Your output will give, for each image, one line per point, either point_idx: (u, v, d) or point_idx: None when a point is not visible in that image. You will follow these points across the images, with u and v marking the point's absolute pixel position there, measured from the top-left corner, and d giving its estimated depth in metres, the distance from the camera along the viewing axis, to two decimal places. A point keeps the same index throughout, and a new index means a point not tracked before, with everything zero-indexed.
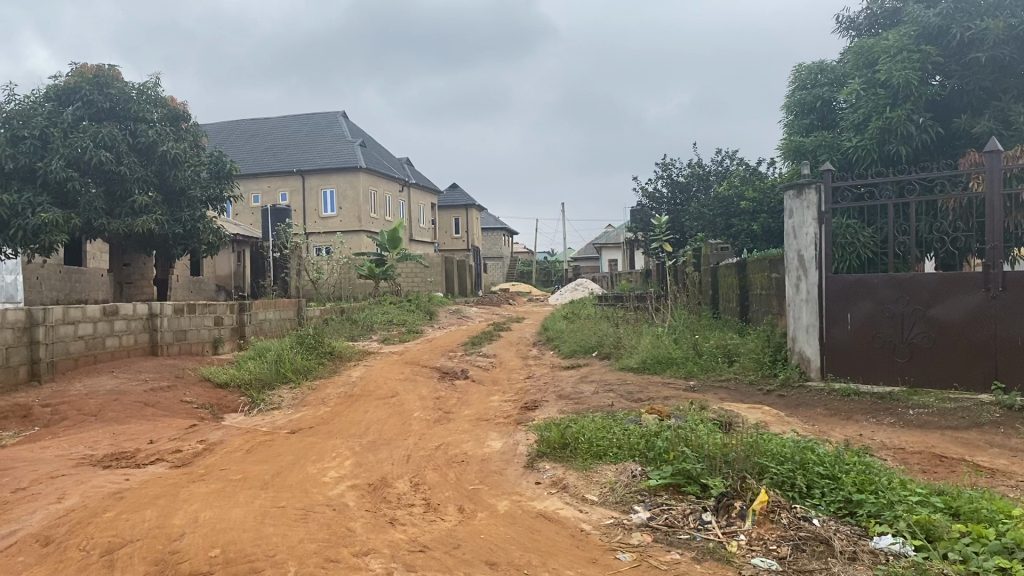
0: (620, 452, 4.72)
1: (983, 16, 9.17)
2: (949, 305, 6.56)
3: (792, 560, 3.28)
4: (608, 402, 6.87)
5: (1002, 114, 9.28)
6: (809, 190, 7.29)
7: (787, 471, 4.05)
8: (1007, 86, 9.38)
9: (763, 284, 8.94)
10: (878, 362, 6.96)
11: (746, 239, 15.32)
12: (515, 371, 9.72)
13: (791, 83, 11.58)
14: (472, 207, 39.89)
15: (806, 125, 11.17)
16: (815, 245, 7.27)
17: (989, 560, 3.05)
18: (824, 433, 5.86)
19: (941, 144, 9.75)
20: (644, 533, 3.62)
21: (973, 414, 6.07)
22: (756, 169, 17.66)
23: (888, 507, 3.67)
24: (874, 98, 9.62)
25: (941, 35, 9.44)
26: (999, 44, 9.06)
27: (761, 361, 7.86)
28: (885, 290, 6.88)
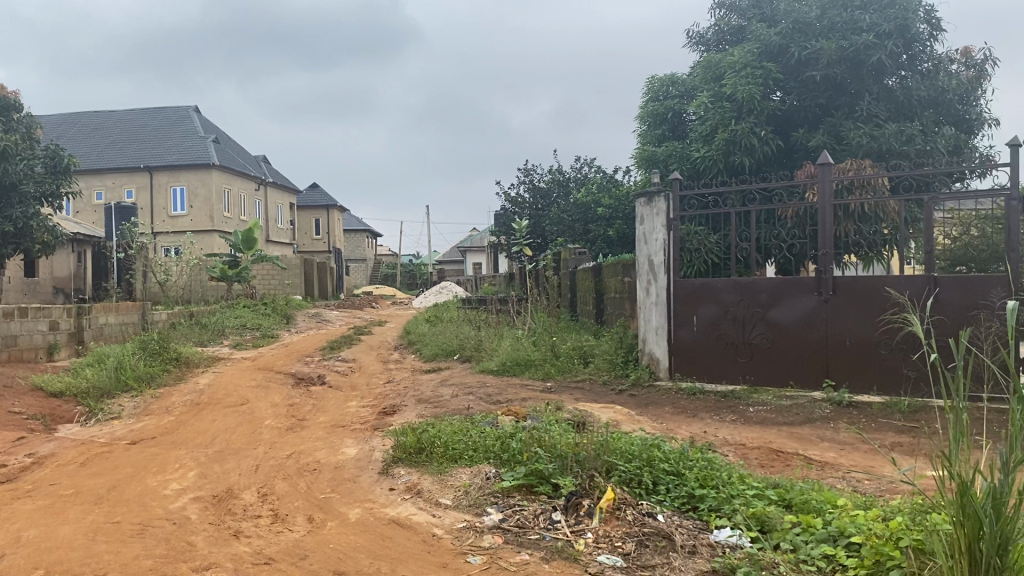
0: (476, 454, 4.74)
1: (818, 37, 9.84)
2: (785, 307, 6.95)
3: (636, 555, 3.36)
4: (466, 404, 6.89)
5: (836, 130, 9.88)
6: (658, 198, 7.55)
7: (635, 468, 4.18)
8: (839, 104, 10.04)
9: (617, 287, 9.20)
10: (722, 362, 7.30)
11: (603, 244, 15.78)
12: (373, 375, 9.60)
13: (644, 96, 11.95)
14: (333, 208, 39.24)
15: (658, 135, 11.53)
16: (664, 250, 7.53)
17: (816, 548, 3.29)
18: (671, 431, 6.09)
19: (781, 156, 10.35)
20: (495, 534, 3.63)
21: (806, 410, 6.46)
22: (612, 177, 18.16)
23: (728, 500, 3.87)
24: (720, 111, 10.08)
25: (780, 52, 10.10)
26: (832, 63, 9.71)
27: (614, 362, 8.10)
28: (729, 293, 7.23)
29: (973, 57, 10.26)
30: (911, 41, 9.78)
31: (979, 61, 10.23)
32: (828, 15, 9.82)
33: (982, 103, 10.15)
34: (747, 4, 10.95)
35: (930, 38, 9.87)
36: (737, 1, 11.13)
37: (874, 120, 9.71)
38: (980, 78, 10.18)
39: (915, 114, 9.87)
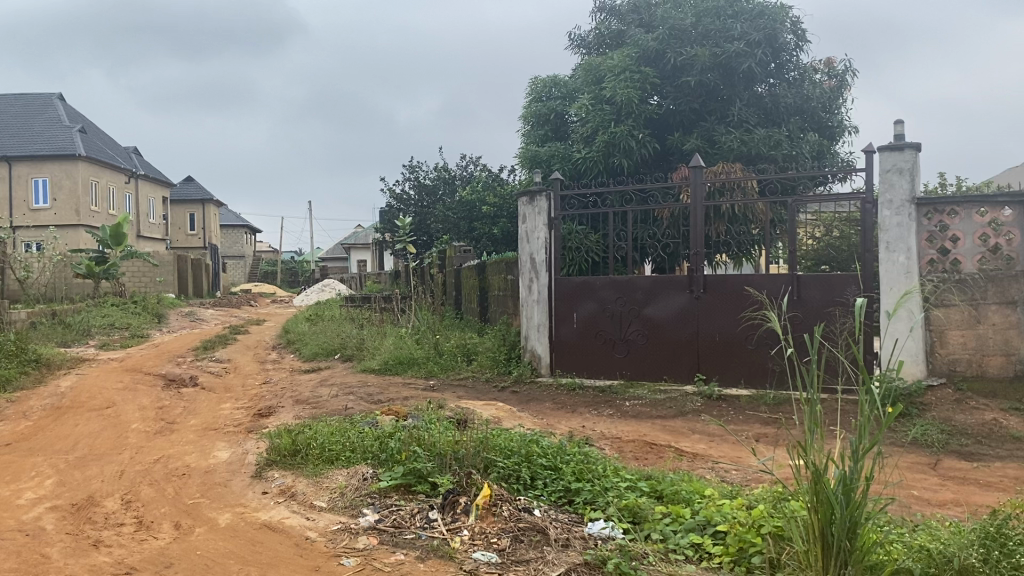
0: (353, 455, 4.67)
1: (693, 44, 10.18)
2: (660, 305, 7.17)
3: (511, 551, 3.39)
4: (345, 405, 6.79)
5: (708, 134, 10.24)
6: (540, 197, 7.65)
7: (513, 464, 4.22)
8: (712, 109, 10.40)
9: (500, 285, 9.27)
10: (600, 358, 7.47)
11: (487, 242, 15.85)
12: (249, 376, 9.33)
13: (528, 95, 12.06)
14: (210, 203, 37.89)
15: (542, 135, 11.65)
16: (545, 249, 7.64)
17: (685, 537, 3.42)
18: (550, 426, 6.17)
19: (658, 158, 10.65)
20: (370, 536, 3.59)
21: (679, 403, 6.68)
22: (497, 175, 18.24)
23: (602, 493, 3.96)
24: (601, 113, 10.28)
25: (657, 58, 10.40)
26: (705, 70, 10.07)
27: (496, 359, 8.15)
28: (607, 291, 7.40)
29: (836, 67, 10.82)
30: (778, 50, 10.26)
31: (841, 71, 10.81)
32: (702, 23, 10.14)
33: (843, 111, 10.74)
34: (626, 8, 11.19)
35: (796, 48, 10.38)
36: (617, 6, 11.38)
37: (744, 126, 10.12)
38: (841, 88, 10.77)
39: (782, 120, 10.36)
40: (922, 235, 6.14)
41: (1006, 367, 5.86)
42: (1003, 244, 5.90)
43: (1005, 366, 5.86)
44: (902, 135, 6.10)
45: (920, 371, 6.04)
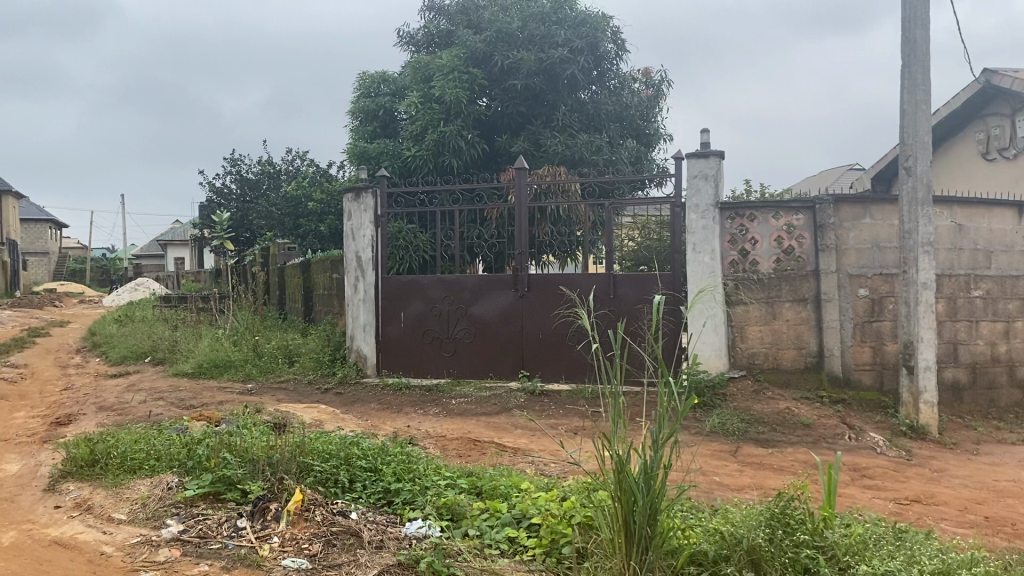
0: (158, 464, 4.43)
1: (519, 48, 10.36)
2: (486, 303, 7.25)
3: (322, 556, 3.33)
4: (155, 411, 6.43)
5: (535, 137, 10.44)
6: (366, 194, 7.55)
7: (331, 467, 4.13)
8: (538, 113, 10.62)
9: (325, 284, 9.09)
10: (428, 357, 7.47)
11: (314, 239, 15.48)
12: (49, 382, 8.64)
13: (356, 91, 11.86)
14: (7, 194, 34.80)
15: (370, 132, 11.48)
16: (371, 247, 7.55)
17: (501, 532, 3.47)
18: (373, 427, 6.10)
19: (487, 159, 10.74)
20: (173, 547, 3.41)
21: (503, 400, 6.78)
22: (325, 171, 17.84)
23: (422, 493, 3.96)
24: (429, 112, 10.24)
25: (485, 60, 10.50)
26: (531, 74, 10.27)
27: (320, 360, 7.96)
28: (434, 290, 7.41)
29: (652, 77, 11.36)
30: (601, 59, 10.64)
31: (657, 81, 11.36)
32: (528, 27, 10.36)
33: (659, 120, 11.33)
34: (454, 9, 11.24)
35: (617, 57, 10.81)
36: (446, 6, 11.40)
37: (568, 131, 10.41)
38: (658, 97, 11.33)
39: (602, 126, 10.78)
40: (725, 236, 6.52)
41: (799, 360, 6.37)
42: (796, 246, 6.41)
43: (797, 358, 6.37)
44: (708, 143, 6.47)
45: (722, 364, 6.41)
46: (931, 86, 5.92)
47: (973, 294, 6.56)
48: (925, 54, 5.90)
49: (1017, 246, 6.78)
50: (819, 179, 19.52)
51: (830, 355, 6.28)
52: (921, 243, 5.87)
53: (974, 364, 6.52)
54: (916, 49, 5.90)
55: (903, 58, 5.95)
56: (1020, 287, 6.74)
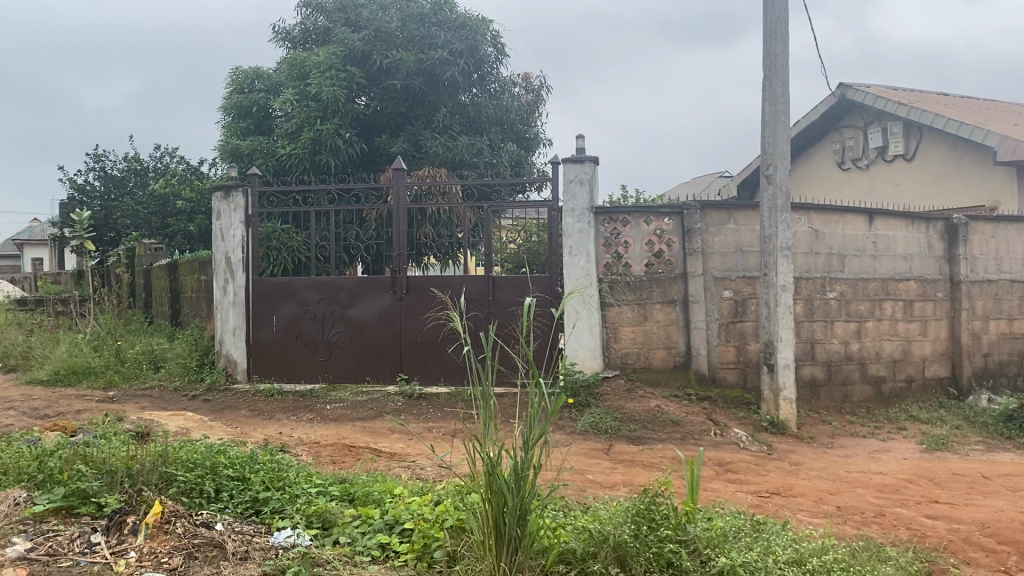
0: (5, 479, 4.15)
1: (398, 48, 10.29)
2: (362, 306, 7.16)
3: (183, 570, 3.19)
4: (5, 421, 6.02)
5: (414, 138, 10.36)
6: (236, 193, 7.33)
7: (196, 477, 3.99)
8: (417, 114, 10.54)
9: (193, 286, 8.75)
10: (302, 361, 7.30)
11: (183, 240, 14.89)
12: None
13: (228, 86, 11.47)
14: None
15: (243, 129, 11.13)
16: (242, 248, 7.32)
17: (372, 538, 3.43)
18: (244, 435, 5.92)
19: (365, 160, 10.56)
20: (17, 566, 3.19)
21: (379, 404, 6.70)
22: (196, 169, 17.19)
23: (291, 501, 3.87)
24: (306, 110, 10.02)
25: (364, 59, 10.33)
26: (410, 74, 10.20)
27: (187, 366, 7.66)
28: (308, 292, 7.26)
29: (532, 82, 11.47)
30: (480, 62, 10.71)
31: (537, 86, 11.48)
32: (407, 28, 10.34)
33: (539, 124, 11.46)
34: (332, 6, 11.05)
35: (496, 61, 10.91)
36: (324, 3, 11.19)
37: (447, 132, 10.39)
38: (538, 102, 11.45)
39: (483, 129, 10.82)
40: (599, 240, 6.64)
41: (668, 359, 6.57)
42: (665, 249, 6.62)
43: (668, 358, 6.58)
44: (583, 148, 6.59)
45: (597, 364, 6.52)
46: (790, 98, 6.24)
47: (828, 296, 6.95)
48: (784, 67, 6.20)
49: (868, 250, 7.21)
50: (693, 185, 20.20)
51: (698, 355, 6.53)
52: (780, 247, 6.18)
53: (829, 361, 6.91)
54: (776, 62, 6.19)
55: (764, 69, 6.23)
56: (871, 289, 7.18)
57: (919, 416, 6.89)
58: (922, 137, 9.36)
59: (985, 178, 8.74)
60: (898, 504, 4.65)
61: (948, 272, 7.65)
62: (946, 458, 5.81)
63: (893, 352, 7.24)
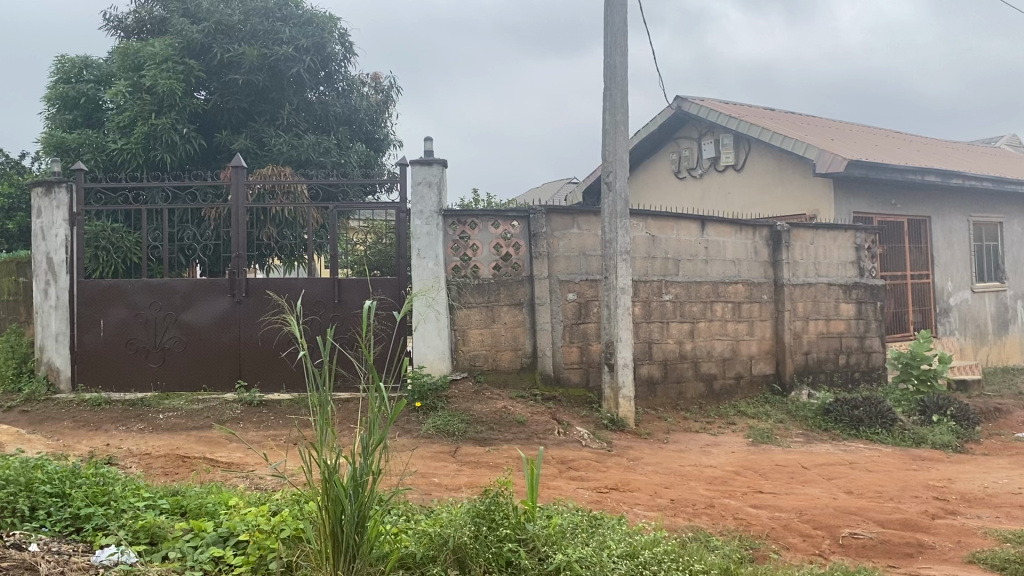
0: None
1: (241, 42, 9.96)
2: (198, 310, 6.86)
3: None
4: None
5: (257, 136, 10.01)
6: (58, 189, 6.89)
7: (7, 496, 3.70)
8: (261, 110, 10.19)
9: (11, 289, 8.11)
10: (132, 369, 6.92)
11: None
12: None
13: (52, 75, 10.71)
14: None
15: (69, 121, 10.41)
16: (65, 248, 6.87)
17: (205, 552, 3.29)
18: (67, 448, 5.55)
19: (204, 156, 10.09)
20: None
21: (216, 412, 6.45)
22: (15, 162, 15.95)
23: (116, 516, 3.66)
24: (139, 103, 9.50)
25: (202, 51, 9.93)
26: (253, 70, 9.89)
27: (3, 376, 7.09)
28: (140, 295, 6.89)
29: (381, 83, 11.36)
30: (327, 60, 10.51)
31: (386, 87, 11.37)
32: (250, 21, 10.03)
33: (388, 125, 11.36)
34: None
35: (343, 60, 10.75)
36: None
37: (292, 131, 10.13)
38: (387, 103, 11.36)
39: (330, 128, 10.61)
40: (448, 243, 6.63)
41: (515, 360, 6.67)
42: (512, 252, 6.72)
43: (514, 359, 6.67)
44: (431, 151, 6.58)
45: (445, 367, 6.51)
46: (628, 108, 6.48)
47: (664, 298, 7.26)
48: (623, 78, 6.43)
49: (700, 255, 7.59)
50: (542, 191, 20.61)
51: (543, 355, 6.66)
52: (620, 251, 6.41)
53: (666, 360, 7.23)
54: (616, 73, 6.41)
55: (604, 80, 6.43)
56: (703, 291, 7.56)
57: (746, 411, 7.33)
58: (751, 149, 9.94)
59: (805, 188, 9.38)
60: (726, 495, 4.92)
61: (772, 275, 8.15)
62: (770, 449, 6.19)
63: (723, 351, 7.65)
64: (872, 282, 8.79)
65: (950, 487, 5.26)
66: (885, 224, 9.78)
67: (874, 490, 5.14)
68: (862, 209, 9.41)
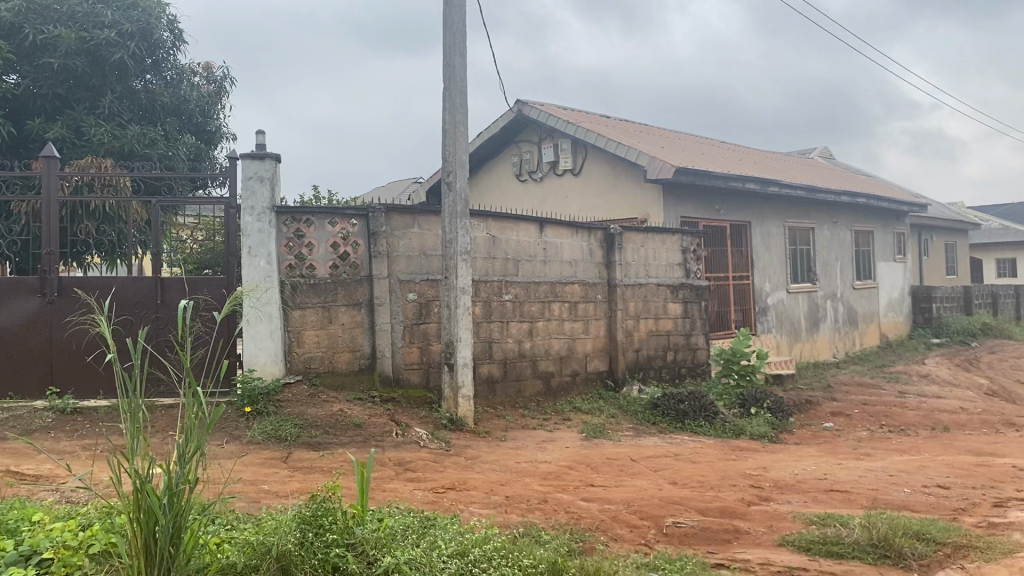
0: None
1: (57, 23, 9.24)
2: (3, 310, 6.33)
3: None
4: None
5: (75, 125, 9.30)
6: None
7: None
8: (79, 97, 9.50)
9: None
10: None
11: None
12: None
13: None
14: None
15: None
16: None
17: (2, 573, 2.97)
18: None
19: (13, 145, 9.29)
20: None
21: (24, 422, 5.96)
22: None
23: None
24: None
25: (11, 32, 9.07)
26: (70, 54, 9.24)
27: None
28: None
29: (214, 73, 10.92)
30: (153, 46, 10.05)
31: (219, 78, 10.94)
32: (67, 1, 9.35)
33: (221, 118, 10.93)
34: None
35: (172, 47, 10.27)
36: None
37: (115, 120, 9.54)
38: (219, 94, 10.93)
39: (157, 118, 10.08)
40: (281, 241, 6.39)
41: (352, 362, 6.55)
42: (350, 251, 6.60)
43: (351, 361, 6.55)
44: (263, 145, 6.36)
45: (278, 369, 6.29)
46: (467, 109, 6.52)
47: (504, 298, 7.35)
48: (462, 79, 6.46)
49: (538, 256, 7.73)
50: (383, 191, 20.41)
51: (382, 356, 6.60)
52: (459, 251, 6.43)
53: (505, 359, 7.31)
54: (455, 74, 6.43)
55: (443, 80, 6.44)
56: (541, 291, 7.70)
57: (581, 407, 7.54)
58: (588, 153, 10.24)
59: (638, 192, 9.76)
60: (560, 489, 5.03)
61: (606, 276, 8.42)
62: (602, 444, 6.40)
63: (560, 349, 7.83)
64: (698, 282, 9.26)
65: (764, 474, 5.61)
66: (710, 228, 10.32)
67: (696, 480, 5.41)
68: (689, 213, 9.89)
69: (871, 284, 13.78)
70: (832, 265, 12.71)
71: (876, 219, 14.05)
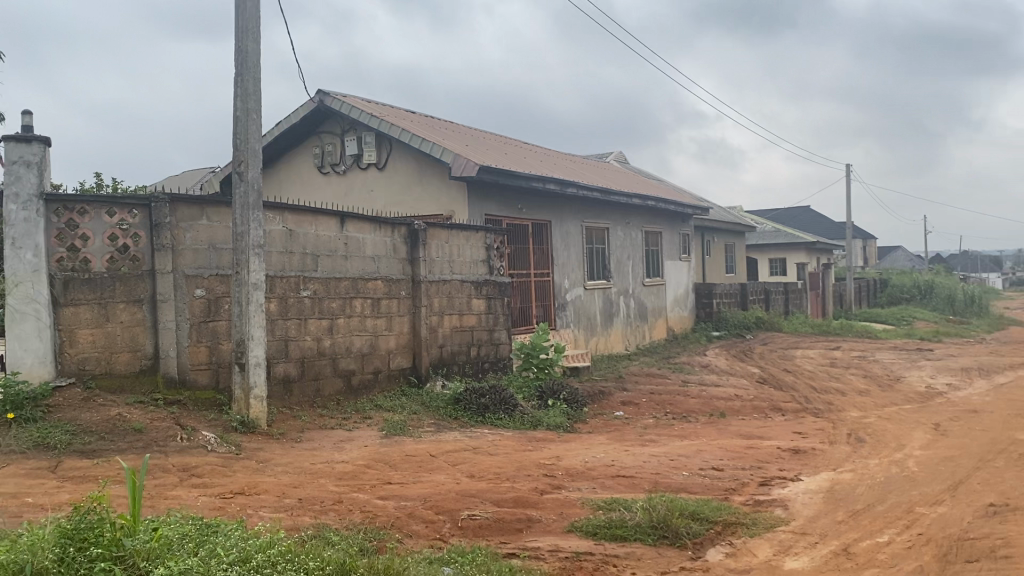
0: None
1: None
2: None
3: None
4: None
5: None
6: None
7: None
8: None
9: None
10: None
11: None
12: None
13: None
14: None
15: None
16: None
17: None
18: None
19: None
20: None
21: None
22: None
23: None
24: None
25: None
26: None
27: None
28: None
29: None
30: None
31: None
32: None
33: None
34: None
35: None
36: None
37: None
38: None
39: None
40: (51, 231, 5.88)
41: (133, 363, 6.15)
42: (130, 244, 6.18)
43: (132, 362, 6.15)
44: (30, 127, 5.84)
45: (47, 373, 5.80)
46: (261, 98, 6.29)
47: (302, 295, 7.17)
48: (256, 66, 6.23)
49: (339, 251, 7.58)
50: (179, 180, 19.31)
51: (165, 358, 6.24)
52: (252, 246, 6.19)
53: (302, 358, 7.12)
54: (249, 60, 6.18)
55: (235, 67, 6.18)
56: (342, 287, 7.57)
57: (382, 404, 7.49)
58: (392, 148, 10.18)
59: (442, 190, 9.82)
60: (355, 489, 4.96)
61: (409, 272, 8.40)
62: (401, 441, 6.38)
63: (362, 347, 7.73)
64: (499, 279, 9.44)
65: (557, 463, 5.82)
66: (512, 226, 10.55)
67: (492, 472, 5.52)
68: (490, 211, 10.06)
69: (660, 282, 14.64)
70: (625, 263, 13.37)
71: (664, 221, 14.93)
